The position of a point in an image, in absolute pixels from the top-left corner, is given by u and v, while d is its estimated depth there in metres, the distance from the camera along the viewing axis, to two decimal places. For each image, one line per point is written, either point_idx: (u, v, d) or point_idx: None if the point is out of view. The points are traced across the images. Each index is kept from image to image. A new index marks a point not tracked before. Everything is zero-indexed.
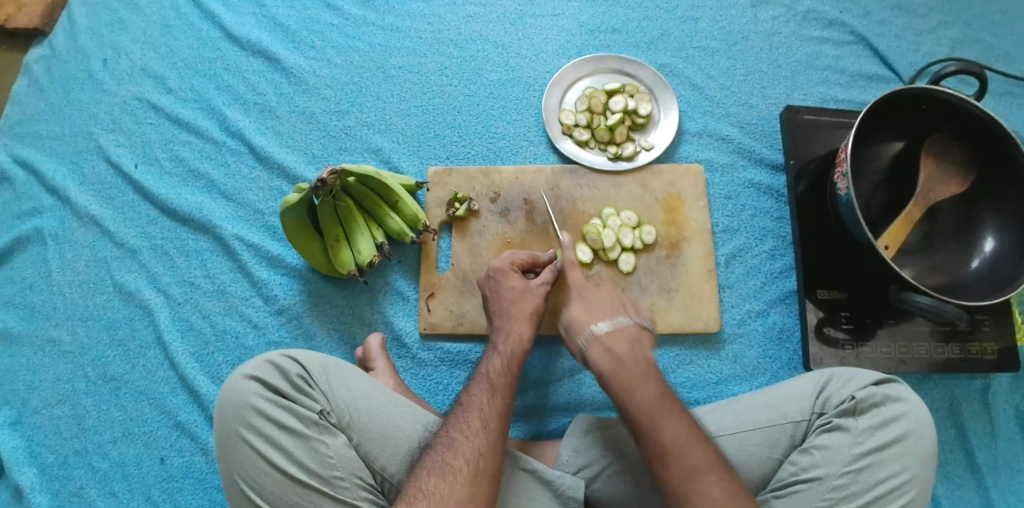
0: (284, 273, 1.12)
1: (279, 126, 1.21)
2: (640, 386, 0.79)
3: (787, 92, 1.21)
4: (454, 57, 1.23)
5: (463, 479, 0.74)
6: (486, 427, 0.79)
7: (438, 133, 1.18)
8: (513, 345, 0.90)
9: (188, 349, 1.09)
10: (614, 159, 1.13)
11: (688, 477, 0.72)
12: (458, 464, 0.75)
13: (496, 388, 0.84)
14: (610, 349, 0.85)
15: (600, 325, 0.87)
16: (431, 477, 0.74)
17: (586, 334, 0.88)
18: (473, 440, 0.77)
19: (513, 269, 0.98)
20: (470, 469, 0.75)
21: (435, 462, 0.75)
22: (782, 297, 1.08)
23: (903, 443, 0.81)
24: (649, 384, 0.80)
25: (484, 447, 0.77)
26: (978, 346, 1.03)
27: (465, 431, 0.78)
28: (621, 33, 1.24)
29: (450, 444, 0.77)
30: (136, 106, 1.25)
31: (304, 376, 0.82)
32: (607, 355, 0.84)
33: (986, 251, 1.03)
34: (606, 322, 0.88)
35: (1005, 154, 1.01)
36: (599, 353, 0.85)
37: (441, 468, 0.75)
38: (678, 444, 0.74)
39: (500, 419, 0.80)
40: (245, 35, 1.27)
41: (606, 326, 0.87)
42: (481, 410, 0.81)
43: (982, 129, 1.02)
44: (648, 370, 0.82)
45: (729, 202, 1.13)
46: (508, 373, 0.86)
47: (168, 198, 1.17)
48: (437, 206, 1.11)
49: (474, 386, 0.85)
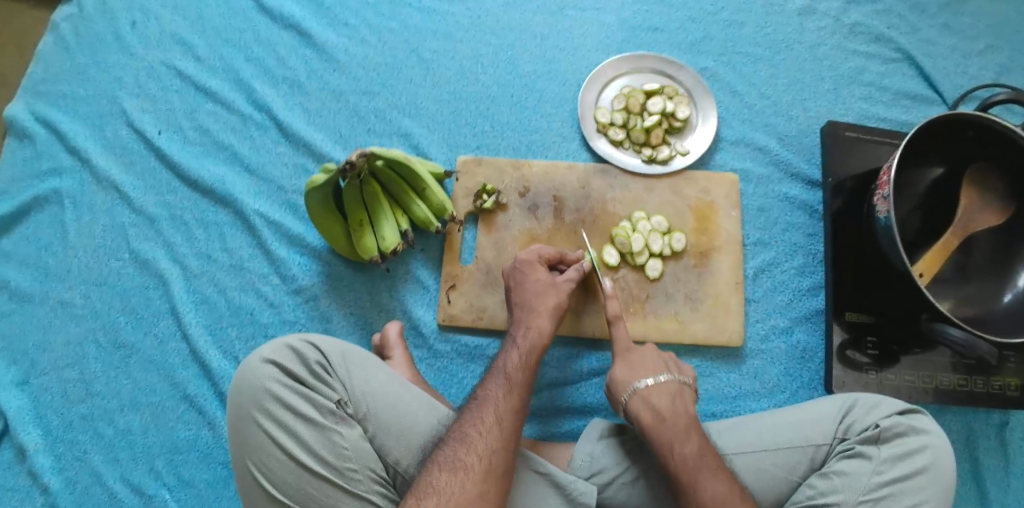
0: (303, 252, 1.10)
1: (308, 103, 1.19)
2: (682, 444, 0.80)
3: (828, 107, 1.18)
4: (491, 45, 1.20)
5: (476, 475, 0.73)
6: (500, 422, 0.78)
7: (470, 122, 1.15)
8: (532, 339, 0.89)
9: (202, 321, 1.08)
10: (647, 162, 1.10)
11: (693, 472, 0.77)
12: (471, 461, 0.74)
13: (513, 385, 0.83)
14: (651, 402, 0.85)
15: (644, 382, 0.87)
16: (442, 472, 0.73)
17: (628, 390, 0.87)
18: (487, 437, 0.76)
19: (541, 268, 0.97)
20: (483, 468, 0.73)
21: (447, 458, 0.74)
22: (809, 316, 1.06)
23: (925, 475, 0.80)
24: (666, 386, 0.86)
25: (497, 444, 0.76)
26: (1002, 380, 1.01)
27: (480, 427, 0.77)
28: (664, 33, 1.21)
29: (463, 439, 0.76)
30: (163, 72, 1.23)
31: (323, 363, 0.80)
32: (650, 412, 0.84)
33: (1020, 286, 1.01)
34: (651, 378, 0.87)
35: None
36: (640, 406, 0.85)
37: (453, 466, 0.73)
38: (686, 447, 0.80)
39: (515, 417, 0.79)
40: (279, 7, 1.24)
41: (650, 382, 0.87)
42: (497, 405, 0.80)
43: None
44: (689, 423, 0.83)
45: (762, 215, 1.11)
46: (526, 369, 0.85)
47: (191, 168, 1.15)
48: (464, 197, 1.09)
49: (490, 382, 0.84)
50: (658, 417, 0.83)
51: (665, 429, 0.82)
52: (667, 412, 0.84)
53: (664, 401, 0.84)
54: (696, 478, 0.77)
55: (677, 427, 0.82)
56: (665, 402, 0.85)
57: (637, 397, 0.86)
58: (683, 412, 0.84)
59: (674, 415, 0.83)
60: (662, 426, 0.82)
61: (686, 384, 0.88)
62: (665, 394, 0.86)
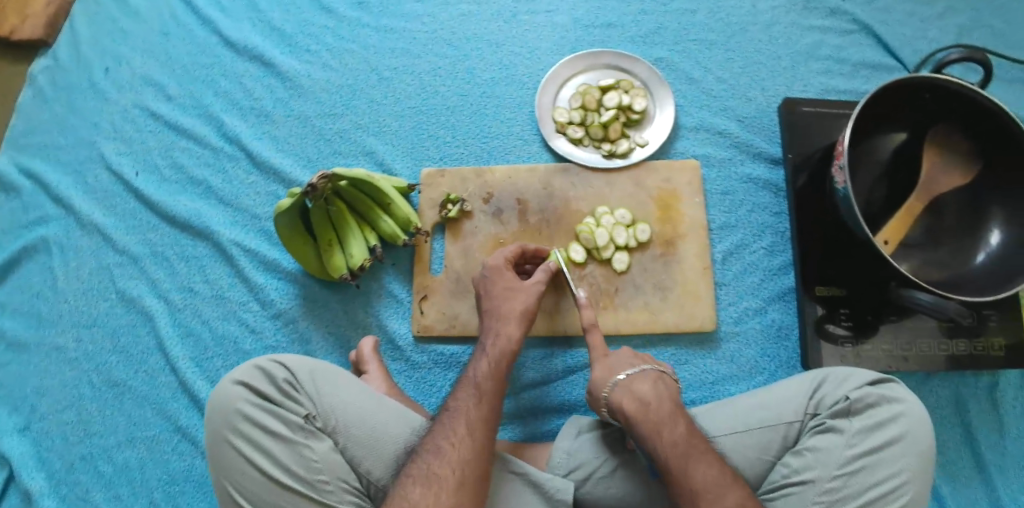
0: (279, 277, 1.12)
1: (275, 131, 1.21)
2: (669, 427, 0.80)
3: (787, 84, 1.17)
4: (448, 57, 1.21)
5: (449, 486, 0.74)
6: (470, 431, 0.79)
7: (432, 135, 1.16)
8: (501, 345, 0.90)
9: (189, 354, 1.11)
10: (608, 157, 1.11)
11: (681, 457, 0.77)
12: (443, 472, 0.75)
13: (482, 393, 0.84)
14: (634, 392, 0.84)
15: (623, 374, 0.87)
16: (416, 485, 0.74)
17: (610, 383, 0.87)
18: (458, 448, 0.77)
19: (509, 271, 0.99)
20: (456, 478, 0.75)
21: (421, 470, 0.76)
22: (782, 294, 1.06)
23: (899, 444, 0.80)
24: (647, 375, 0.86)
25: (468, 454, 0.77)
26: (984, 342, 1.02)
27: (451, 439, 0.78)
28: (616, 28, 1.21)
29: (436, 451, 0.77)
30: (135, 114, 1.26)
31: (291, 380, 0.83)
32: (633, 399, 0.83)
33: (992, 245, 1.01)
34: (628, 371, 0.87)
35: (1009, 140, 0.99)
36: (624, 395, 0.84)
37: (426, 477, 0.75)
38: (671, 431, 0.79)
39: (486, 426, 0.80)
40: (241, 40, 1.27)
41: (628, 374, 0.87)
42: (467, 414, 0.81)
43: (993, 126, 1.00)
44: (674, 409, 0.83)
45: (726, 198, 1.11)
46: (496, 377, 0.86)
47: (167, 205, 1.19)
48: (429, 208, 1.11)
49: (459, 392, 0.85)
50: (642, 404, 0.82)
51: (650, 414, 0.81)
52: (651, 399, 0.83)
53: (647, 389, 0.84)
54: (688, 455, 0.77)
55: (661, 413, 0.81)
56: (648, 389, 0.84)
57: (620, 388, 0.85)
58: (666, 398, 0.84)
59: (657, 402, 0.83)
60: (648, 412, 0.81)
61: (664, 373, 0.89)
62: (646, 382, 0.86)
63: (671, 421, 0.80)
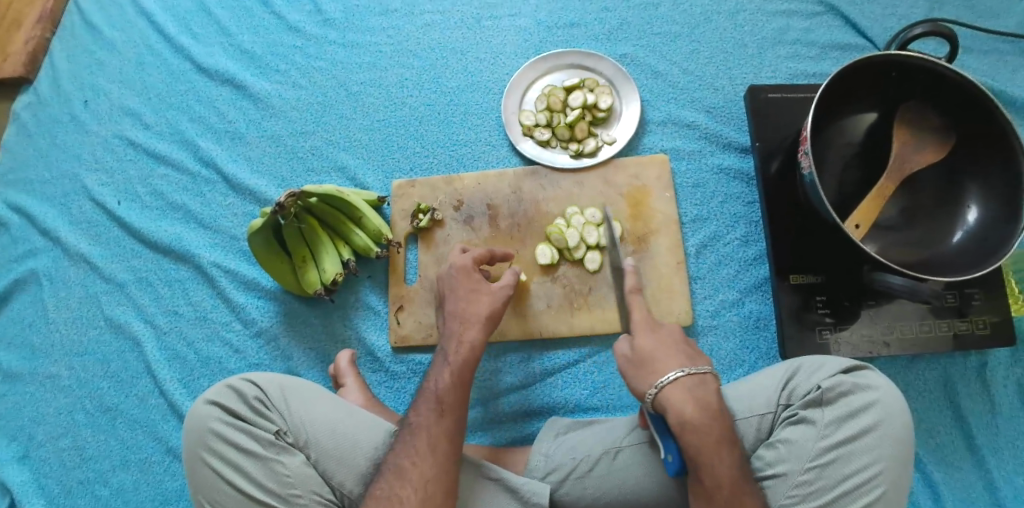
0: (259, 295, 1.14)
1: (249, 152, 1.23)
2: (728, 447, 0.79)
3: (754, 72, 1.16)
4: (414, 67, 1.22)
5: (411, 507, 0.77)
6: (433, 447, 0.80)
7: (401, 146, 1.17)
8: (464, 352, 0.88)
9: (176, 376, 1.13)
10: (576, 157, 1.11)
11: (738, 482, 0.77)
12: (405, 493, 0.77)
13: (445, 406, 0.84)
14: (698, 397, 0.81)
15: (681, 372, 0.83)
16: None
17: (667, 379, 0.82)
18: (421, 468, 0.79)
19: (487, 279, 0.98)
20: (416, 501, 0.77)
21: (383, 492, 0.78)
22: (758, 284, 1.05)
23: (872, 434, 0.79)
24: (709, 381, 0.83)
25: (429, 475, 0.79)
26: (969, 322, 1.00)
27: (413, 458, 0.80)
28: (580, 27, 1.21)
29: (397, 472, 0.79)
30: (116, 144, 1.29)
31: (262, 398, 0.87)
32: (700, 406, 0.80)
33: (969, 222, 0.99)
34: (686, 368, 0.83)
35: (983, 115, 0.97)
36: (685, 400, 0.81)
37: (389, 499, 0.77)
38: (729, 451, 0.79)
39: (450, 441, 0.81)
40: (212, 65, 1.29)
41: (692, 374, 0.82)
42: (429, 430, 0.81)
43: (964, 98, 0.98)
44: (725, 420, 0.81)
45: (697, 190, 1.10)
46: (458, 386, 0.86)
47: (149, 231, 1.21)
48: (401, 219, 1.11)
49: (421, 404, 0.85)
50: (706, 413, 0.80)
51: (713, 426, 0.79)
52: (713, 408, 0.81)
53: (712, 397, 0.82)
54: (741, 478, 0.78)
55: (722, 428, 0.80)
56: (710, 394, 0.82)
57: (682, 389, 0.81)
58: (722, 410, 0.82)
59: (718, 414, 0.81)
60: (708, 422, 0.79)
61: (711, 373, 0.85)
62: (707, 388, 0.83)
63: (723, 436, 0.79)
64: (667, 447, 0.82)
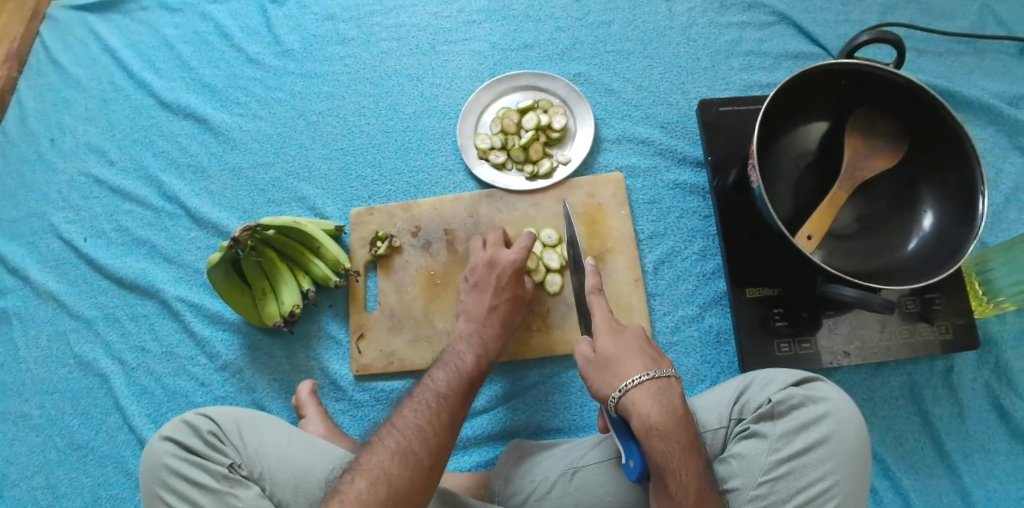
0: (223, 328, 1.15)
1: (211, 186, 1.24)
2: (691, 456, 0.74)
3: (708, 85, 1.17)
4: (371, 95, 1.24)
5: (423, 463, 0.75)
6: (451, 419, 0.81)
7: (360, 174, 1.19)
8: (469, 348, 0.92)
9: (144, 411, 1.13)
10: (532, 179, 1.11)
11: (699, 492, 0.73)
12: (420, 450, 0.76)
13: (464, 387, 0.87)
14: (663, 401, 0.76)
15: (642, 375, 0.76)
16: (393, 460, 0.74)
17: (626, 385, 0.76)
18: (438, 432, 0.79)
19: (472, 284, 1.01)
20: (431, 462, 0.76)
21: (400, 445, 0.76)
22: (718, 299, 1.05)
23: (823, 446, 0.78)
24: (671, 383, 0.78)
25: (444, 442, 0.79)
26: (931, 328, 0.97)
27: (410, 434, 0.77)
28: (534, 49, 1.22)
29: (417, 430, 0.78)
30: (83, 182, 1.30)
31: (216, 432, 0.88)
32: (665, 411, 0.75)
33: (925, 228, 0.92)
34: (649, 371, 0.77)
35: (933, 117, 0.89)
36: (649, 406, 0.75)
37: (404, 454, 0.75)
38: (691, 459, 0.74)
39: (447, 429, 0.80)
40: (175, 100, 1.30)
41: (654, 376, 0.76)
42: (448, 403, 0.83)
43: (913, 102, 0.90)
44: (688, 425, 0.76)
45: (654, 207, 1.10)
46: (461, 380, 0.87)
47: (115, 267, 1.22)
48: (361, 247, 1.12)
49: (443, 376, 0.87)
50: (671, 420, 0.74)
51: (677, 433, 0.74)
52: (677, 414, 0.75)
53: (676, 402, 0.76)
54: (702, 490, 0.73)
55: (684, 434, 0.75)
56: (674, 399, 0.77)
57: (647, 392, 0.75)
58: (684, 413, 0.76)
59: (681, 420, 0.75)
60: (671, 429, 0.74)
61: (673, 374, 0.79)
62: (670, 393, 0.77)
63: (685, 442, 0.75)
64: (630, 452, 0.78)
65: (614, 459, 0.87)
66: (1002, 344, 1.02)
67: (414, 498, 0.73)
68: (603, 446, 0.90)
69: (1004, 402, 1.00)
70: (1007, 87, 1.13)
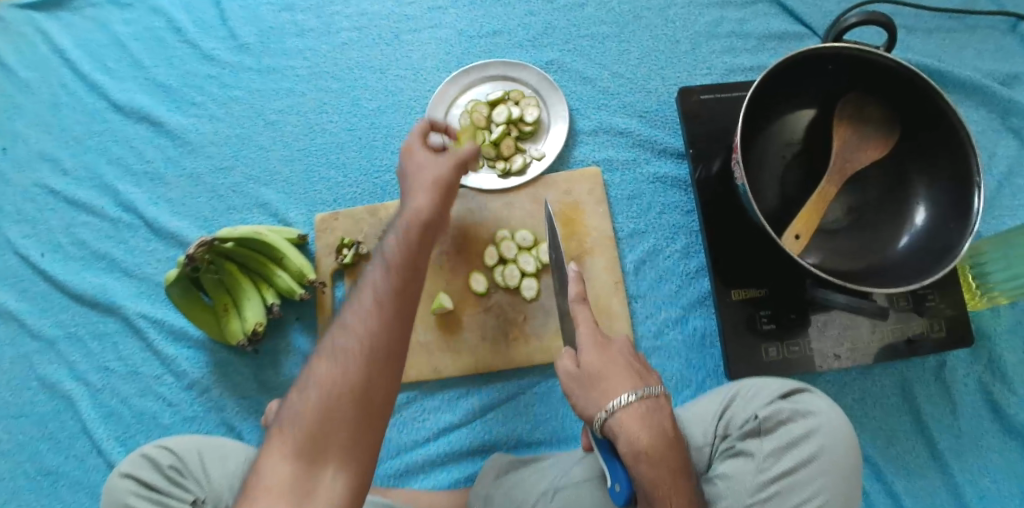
0: (189, 345, 1.10)
1: (169, 193, 1.18)
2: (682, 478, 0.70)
3: (688, 70, 1.09)
4: (332, 90, 1.17)
5: (357, 360, 0.64)
6: (386, 304, 0.67)
7: (323, 175, 1.13)
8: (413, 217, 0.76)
9: (112, 433, 1.09)
10: (504, 176, 1.04)
11: None
12: (350, 349, 0.64)
13: (400, 262, 0.71)
14: (649, 423, 0.70)
15: (629, 396, 0.71)
16: (321, 367, 0.64)
17: (606, 408, 0.71)
18: (369, 321, 0.66)
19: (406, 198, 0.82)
20: (363, 357, 0.64)
21: (327, 348, 0.66)
22: (701, 299, 1.00)
23: (814, 463, 0.74)
24: (658, 401, 0.73)
25: (379, 330, 0.65)
26: (923, 325, 0.92)
27: (341, 332, 0.66)
28: (503, 35, 1.14)
29: (344, 326, 0.66)
30: (36, 194, 1.21)
31: (177, 465, 0.84)
32: (652, 433, 0.70)
33: (917, 225, 0.86)
34: (636, 390, 0.71)
35: (930, 103, 0.82)
36: (637, 428, 0.69)
37: (333, 355, 0.65)
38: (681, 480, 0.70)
39: (384, 314, 0.66)
40: (128, 102, 1.22)
41: (640, 396, 0.71)
42: (376, 287, 0.68)
43: (910, 88, 0.83)
44: (676, 445, 0.71)
45: (633, 202, 1.04)
46: (399, 255, 0.71)
47: (72, 283, 1.15)
48: (326, 254, 1.07)
49: (379, 259, 0.72)
50: (660, 443, 0.70)
51: (667, 455, 0.70)
52: (666, 438, 0.70)
53: (664, 422, 0.72)
54: None
55: (672, 458, 0.70)
56: (663, 420, 0.72)
57: (633, 416, 0.70)
58: (670, 433, 0.72)
59: (669, 442, 0.70)
60: (660, 453, 0.69)
61: (663, 392, 0.74)
62: (656, 413, 0.72)
63: (676, 465, 0.70)
64: (616, 475, 0.72)
65: (597, 478, 0.84)
66: (995, 337, 0.98)
67: (359, 402, 0.63)
68: (586, 464, 0.86)
69: (998, 398, 0.96)
70: (1001, 66, 1.06)
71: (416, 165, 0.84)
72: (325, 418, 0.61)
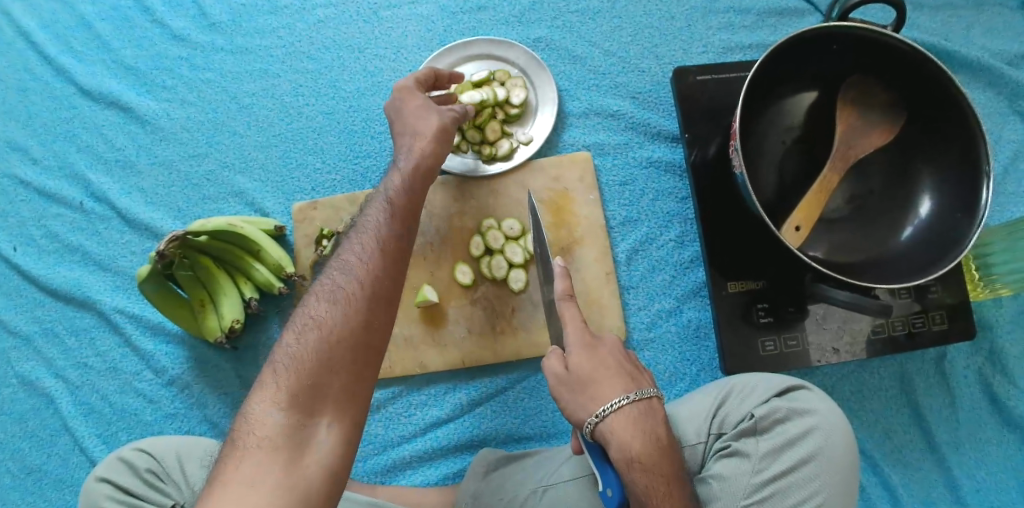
0: (166, 341, 1.07)
1: (142, 182, 1.13)
2: (676, 485, 0.68)
3: (684, 48, 1.03)
4: (308, 72, 1.11)
5: (358, 302, 0.63)
6: (390, 249, 0.68)
7: (301, 162, 1.09)
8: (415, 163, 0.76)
9: (93, 431, 1.06)
10: (489, 162, 0.98)
11: None
12: (353, 287, 0.64)
13: (400, 209, 0.72)
14: (643, 427, 0.68)
15: (623, 399, 0.68)
16: (322, 304, 0.63)
17: (596, 413, 0.68)
18: (373, 262, 0.66)
19: (401, 144, 0.79)
20: (367, 296, 0.64)
21: (329, 286, 0.65)
22: (696, 290, 0.96)
23: (811, 465, 0.72)
24: (653, 405, 0.70)
25: (383, 274, 0.66)
26: (925, 317, 0.89)
27: (344, 272, 0.65)
28: (487, 11, 1.07)
29: (347, 266, 0.66)
30: (5, 184, 1.15)
31: (155, 469, 0.81)
32: (647, 438, 0.67)
33: (921, 216, 0.82)
34: (630, 393, 0.69)
35: (939, 88, 0.77)
36: (631, 434, 0.67)
37: (336, 292, 0.64)
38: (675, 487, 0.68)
39: (389, 256, 0.67)
40: (97, 86, 1.16)
41: (634, 399, 0.68)
42: (377, 231, 0.69)
43: (918, 71, 0.77)
44: (670, 449, 0.69)
45: (626, 189, 1.00)
46: (401, 201, 0.72)
47: (45, 278, 1.11)
48: (306, 246, 1.04)
49: (379, 207, 0.72)
50: (654, 449, 0.67)
51: (661, 460, 0.68)
52: (660, 443, 0.68)
53: (658, 426, 0.69)
54: None
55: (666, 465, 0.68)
56: (657, 424, 0.69)
57: (627, 420, 0.67)
58: (664, 438, 0.69)
59: (663, 447, 0.68)
60: (655, 459, 0.67)
61: (656, 394, 0.71)
62: (651, 417, 0.69)
63: (670, 471, 0.68)
64: (608, 480, 0.67)
65: (587, 477, 0.80)
66: (998, 328, 0.94)
67: (357, 345, 0.62)
68: (575, 462, 0.83)
69: (998, 390, 0.93)
70: (1008, 45, 1.00)
71: (413, 108, 0.81)
72: (322, 362, 0.60)
